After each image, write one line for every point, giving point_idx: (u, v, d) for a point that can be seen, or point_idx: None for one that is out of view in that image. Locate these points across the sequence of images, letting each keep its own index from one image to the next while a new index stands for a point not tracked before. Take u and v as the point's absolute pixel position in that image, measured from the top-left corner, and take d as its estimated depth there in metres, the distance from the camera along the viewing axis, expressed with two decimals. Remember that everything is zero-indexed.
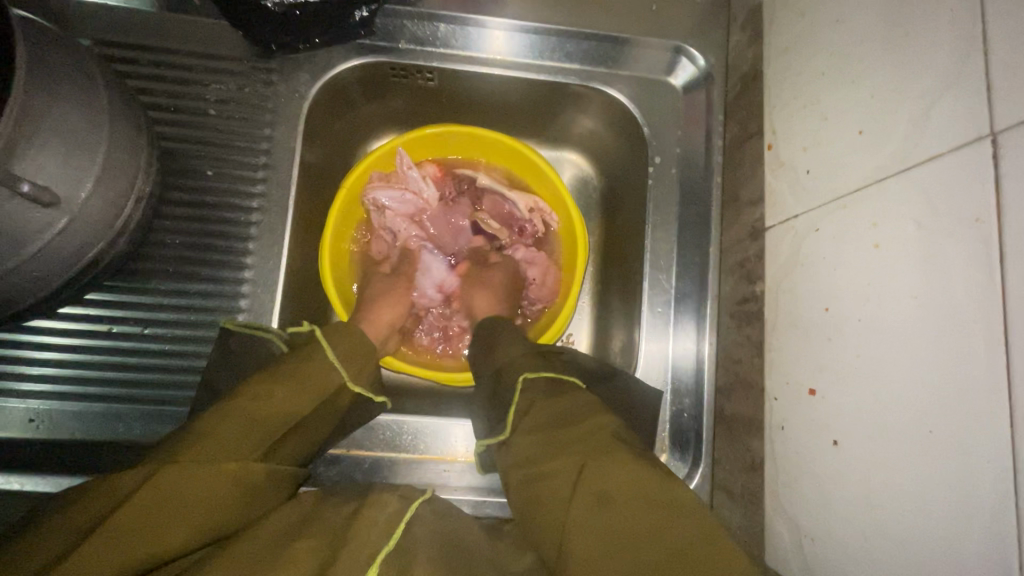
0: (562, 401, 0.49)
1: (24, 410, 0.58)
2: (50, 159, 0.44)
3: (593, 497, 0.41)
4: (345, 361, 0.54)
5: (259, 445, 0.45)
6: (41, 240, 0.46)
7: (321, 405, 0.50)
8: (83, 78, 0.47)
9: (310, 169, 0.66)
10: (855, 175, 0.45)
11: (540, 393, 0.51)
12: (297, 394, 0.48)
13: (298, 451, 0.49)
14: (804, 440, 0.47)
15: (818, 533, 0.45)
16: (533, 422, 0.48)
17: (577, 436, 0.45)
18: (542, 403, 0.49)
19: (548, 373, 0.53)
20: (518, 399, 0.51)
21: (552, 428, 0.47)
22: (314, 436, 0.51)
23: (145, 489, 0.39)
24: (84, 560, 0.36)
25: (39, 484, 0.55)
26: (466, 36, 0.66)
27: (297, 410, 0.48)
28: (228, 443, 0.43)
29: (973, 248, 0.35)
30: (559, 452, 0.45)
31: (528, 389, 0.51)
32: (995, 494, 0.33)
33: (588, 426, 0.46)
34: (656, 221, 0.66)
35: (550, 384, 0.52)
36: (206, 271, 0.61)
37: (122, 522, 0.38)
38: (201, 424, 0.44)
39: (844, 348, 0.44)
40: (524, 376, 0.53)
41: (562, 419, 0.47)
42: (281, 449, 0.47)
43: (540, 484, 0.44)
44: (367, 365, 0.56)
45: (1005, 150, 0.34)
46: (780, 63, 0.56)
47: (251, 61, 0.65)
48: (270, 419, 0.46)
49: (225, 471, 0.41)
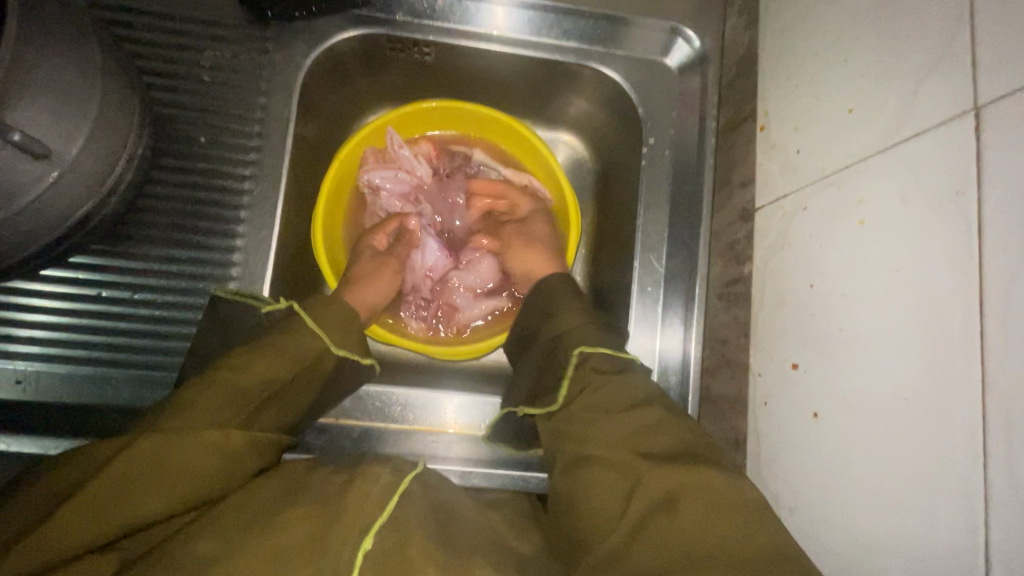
0: (614, 382, 0.50)
1: (12, 371, 0.58)
2: (42, 112, 0.44)
3: (646, 483, 0.42)
4: (326, 329, 0.53)
5: (241, 412, 0.46)
6: (31, 194, 0.46)
7: (303, 371, 0.50)
8: (77, 34, 0.46)
9: (303, 141, 0.66)
10: (844, 153, 0.46)
11: (594, 372, 0.51)
12: (277, 363, 0.49)
13: (280, 418, 0.50)
14: (784, 413, 0.48)
15: (796, 505, 0.46)
16: (586, 402, 0.49)
17: (632, 417, 0.47)
18: (598, 378, 0.50)
19: (607, 351, 0.53)
20: (573, 373, 0.52)
21: (607, 406, 0.48)
22: (296, 404, 0.51)
23: (127, 456, 0.39)
24: (68, 522, 0.37)
25: (25, 446, 0.56)
26: (464, 11, 0.66)
27: (279, 376, 0.48)
28: (209, 412, 0.44)
29: (953, 221, 0.36)
30: (606, 419, 0.47)
31: (584, 364, 0.52)
32: (966, 460, 0.34)
33: (642, 411, 0.47)
34: (648, 201, 0.66)
35: (605, 360, 0.52)
36: (197, 238, 0.61)
37: (103, 489, 0.39)
38: (181, 394, 0.44)
39: (826, 323, 0.45)
40: (582, 348, 0.53)
41: (613, 402, 0.48)
42: (261, 416, 0.48)
43: (590, 469, 0.45)
44: (352, 330, 0.55)
45: (988, 123, 0.34)
46: (775, 44, 0.56)
47: (246, 29, 0.64)
48: (250, 387, 0.46)
49: (202, 440, 0.42)
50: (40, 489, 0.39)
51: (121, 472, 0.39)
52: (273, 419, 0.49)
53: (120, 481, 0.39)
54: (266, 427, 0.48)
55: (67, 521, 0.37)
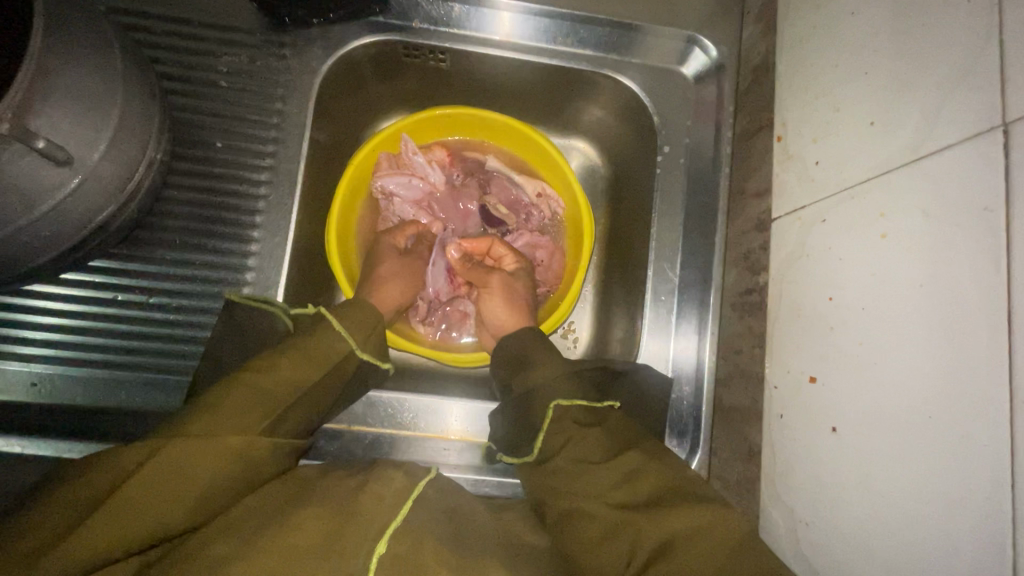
0: (593, 432, 0.49)
1: (28, 373, 0.58)
2: (66, 118, 0.44)
3: (638, 540, 0.42)
4: (353, 333, 0.54)
5: (268, 414, 0.45)
6: (53, 200, 0.47)
7: (326, 375, 0.51)
8: (100, 41, 0.47)
9: (319, 147, 0.66)
10: (864, 166, 0.45)
11: (573, 423, 0.50)
12: (302, 365, 0.49)
13: (302, 423, 0.49)
14: (802, 427, 0.48)
15: (813, 518, 0.46)
16: (568, 456, 0.48)
17: (611, 469, 0.47)
18: (573, 432, 0.50)
19: (583, 403, 0.52)
20: (550, 426, 0.51)
21: (586, 458, 0.48)
22: (319, 402, 0.51)
23: (149, 469, 0.39)
24: (85, 536, 0.37)
25: (41, 448, 0.55)
26: (480, 17, 0.66)
27: (303, 380, 0.49)
28: (231, 420, 0.43)
29: (979, 238, 0.35)
30: (592, 469, 0.47)
31: (562, 417, 0.51)
32: (992, 479, 0.33)
33: (620, 461, 0.47)
34: (662, 210, 0.66)
35: (583, 413, 0.51)
36: (212, 243, 0.61)
37: (119, 502, 0.38)
38: (205, 398, 0.44)
39: (845, 337, 0.45)
40: (558, 403, 0.52)
41: (595, 453, 0.48)
42: (285, 420, 0.47)
43: (581, 523, 0.45)
44: (375, 333, 0.56)
45: (1016, 140, 0.34)
46: (794, 54, 0.56)
47: (264, 35, 0.65)
48: (275, 390, 0.47)
49: (227, 444, 0.42)
50: (52, 503, 0.38)
51: (139, 483, 0.39)
52: (296, 422, 0.49)
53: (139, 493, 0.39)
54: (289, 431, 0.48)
55: (82, 538, 0.37)
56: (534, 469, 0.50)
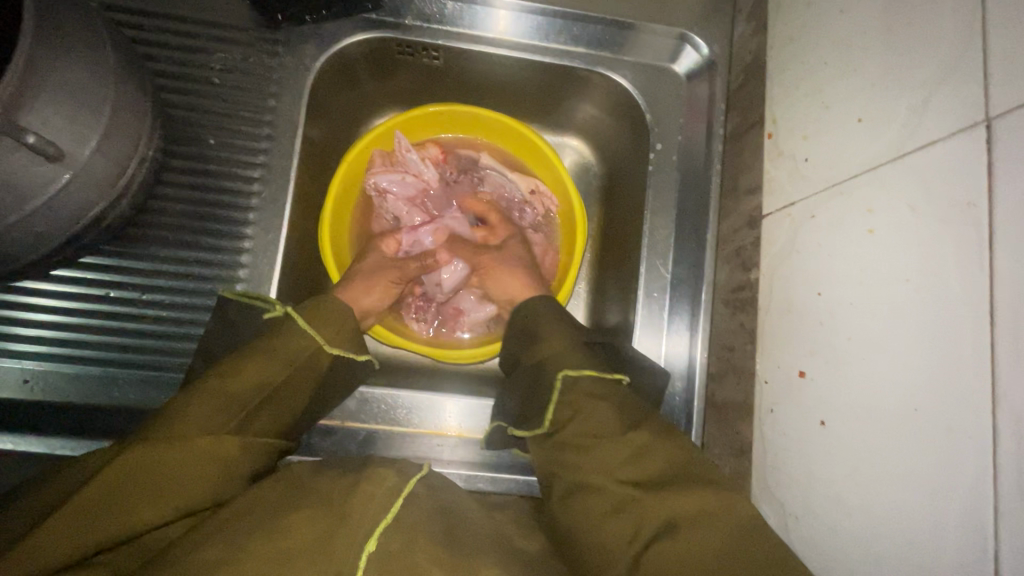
0: (606, 406, 0.49)
1: (19, 371, 0.58)
2: (57, 114, 0.44)
3: (644, 517, 0.42)
4: (320, 327, 0.53)
5: (233, 416, 0.45)
6: (43, 196, 0.47)
7: (294, 372, 0.50)
8: (92, 37, 0.47)
9: (312, 144, 0.67)
10: (852, 163, 0.46)
11: (585, 395, 0.50)
12: (268, 366, 0.49)
13: (274, 425, 0.49)
14: (792, 421, 0.48)
15: (801, 512, 0.46)
16: (577, 429, 0.48)
17: (622, 445, 0.46)
18: (586, 403, 0.49)
19: (593, 373, 0.52)
20: (558, 398, 0.51)
21: (597, 432, 0.48)
22: (292, 406, 0.51)
23: (117, 466, 0.40)
24: (59, 531, 0.37)
25: (31, 445, 0.56)
26: (473, 15, 0.66)
27: (270, 379, 0.48)
28: (203, 417, 0.44)
29: (964, 232, 0.36)
30: (602, 443, 0.47)
31: (574, 388, 0.51)
32: (976, 470, 0.34)
33: (631, 436, 0.46)
34: (655, 207, 0.66)
35: (595, 385, 0.51)
36: (206, 240, 0.61)
37: (93, 499, 0.39)
38: (175, 403, 0.45)
39: (833, 332, 0.45)
40: (564, 372, 0.52)
41: (607, 427, 0.48)
42: (257, 420, 0.47)
43: (586, 497, 0.45)
44: (346, 328, 0.55)
45: (999, 136, 0.35)
46: (784, 52, 0.56)
47: (257, 32, 0.65)
48: (243, 392, 0.46)
49: (190, 446, 0.42)
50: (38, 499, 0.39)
51: (112, 480, 0.39)
52: (268, 424, 0.48)
53: (112, 490, 0.39)
54: (262, 431, 0.48)
55: (55, 534, 0.37)
56: (543, 444, 0.50)
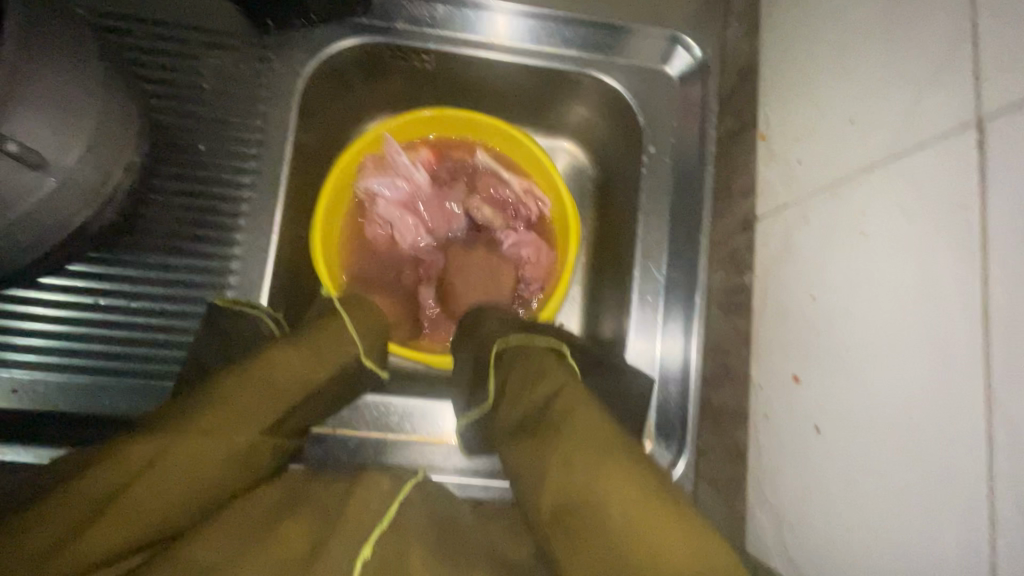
0: (530, 363, 0.53)
1: (9, 380, 0.57)
2: (39, 121, 0.44)
3: (549, 443, 0.44)
4: (359, 332, 0.55)
5: (276, 411, 0.47)
6: (27, 204, 0.46)
7: (330, 378, 0.52)
8: (76, 42, 0.46)
9: (303, 149, 0.66)
10: (844, 165, 0.45)
11: (512, 360, 0.54)
12: (311, 363, 0.50)
13: (297, 422, 0.51)
14: (787, 427, 0.48)
15: (798, 520, 0.46)
16: (513, 384, 0.52)
17: (541, 389, 0.49)
18: (518, 364, 0.53)
19: (519, 338, 0.56)
20: (495, 368, 0.55)
21: (525, 382, 0.51)
22: (314, 409, 0.53)
23: (165, 459, 0.39)
24: (98, 540, 0.35)
25: (19, 454, 0.54)
26: (466, 19, 0.66)
27: (311, 378, 0.50)
28: (247, 410, 0.45)
29: (956, 235, 0.35)
30: (530, 392, 0.50)
31: (503, 355, 0.56)
32: (971, 476, 0.33)
33: (547, 384, 0.50)
34: (648, 210, 0.66)
35: (521, 347, 0.55)
36: (195, 247, 0.61)
37: (133, 502, 0.37)
38: (214, 388, 0.45)
39: (827, 337, 0.45)
40: (498, 341, 0.57)
41: (535, 376, 0.51)
42: (287, 420, 0.49)
43: (519, 443, 0.47)
44: (378, 341, 0.58)
45: (991, 138, 0.34)
46: (776, 54, 0.56)
47: (246, 38, 0.64)
48: (286, 386, 0.48)
49: (233, 444, 0.43)
50: (48, 512, 0.35)
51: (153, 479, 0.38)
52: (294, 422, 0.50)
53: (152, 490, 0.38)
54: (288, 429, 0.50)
55: (96, 542, 0.35)
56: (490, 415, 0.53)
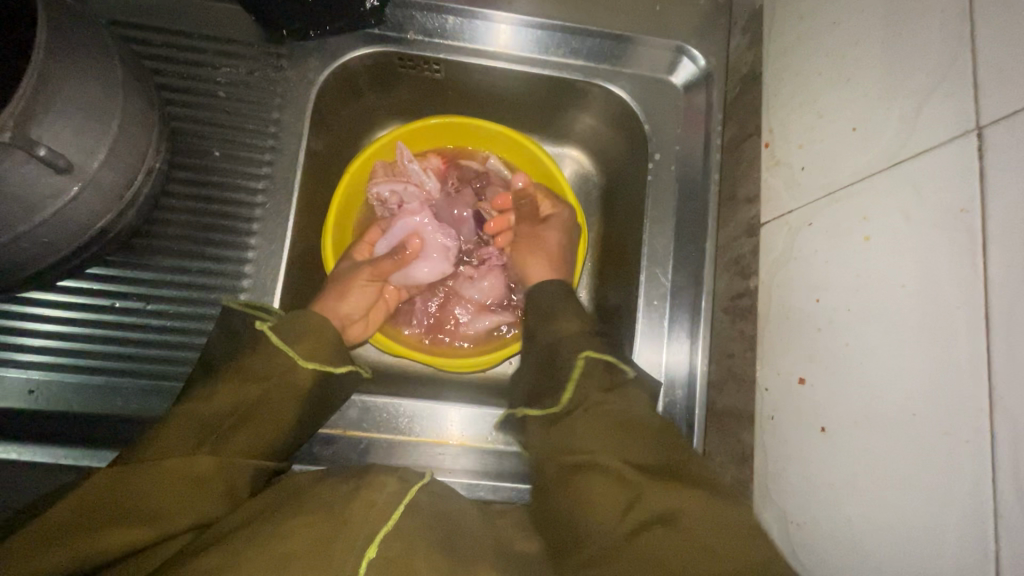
0: (609, 401, 0.50)
1: (25, 381, 0.58)
2: (65, 126, 0.45)
3: (638, 501, 0.42)
4: (297, 344, 0.52)
5: (206, 439, 0.45)
6: (51, 208, 0.48)
7: (274, 392, 0.50)
8: (101, 51, 0.48)
9: (315, 156, 0.68)
10: (847, 170, 0.46)
11: (593, 389, 0.51)
12: (242, 386, 0.48)
13: (258, 444, 0.48)
14: (792, 428, 0.48)
15: (805, 519, 0.46)
16: (589, 419, 0.49)
17: (618, 434, 0.48)
18: (596, 396, 0.51)
19: (609, 358, 0.54)
20: (575, 383, 0.52)
21: (603, 423, 0.48)
22: (276, 426, 0.50)
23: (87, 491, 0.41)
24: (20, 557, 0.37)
25: (36, 454, 0.56)
26: (474, 29, 0.67)
27: (244, 398, 0.48)
28: (176, 439, 0.44)
29: (957, 238, 0.36)
30: (617, 434, 0.47)
31: (591, 371, 0.53)
32: (976, 472, 0.34)
33: (637, 431, 0.48)
34: (654, 215, 0.67)
35: (604, 376, 0.52)
36: (209, 250, 0.62)
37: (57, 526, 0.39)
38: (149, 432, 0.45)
39: (833, 338, 0.45)
40: (588, 354, 0.54)
41: (618, 418, 0.49)
42: (233, 442, 0.47)
43: (583, 478, 0.45)
44: (327, 341, 0.54)
45: (991, 143, 0.35)
46: (779, 63, 0.57)
47: (261, 47, 0.66)
48: (215, 413, 0.46)
49: (162, 466, 0.42)
50: None
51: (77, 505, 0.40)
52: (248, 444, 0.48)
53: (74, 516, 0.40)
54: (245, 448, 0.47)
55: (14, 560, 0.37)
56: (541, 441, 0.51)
